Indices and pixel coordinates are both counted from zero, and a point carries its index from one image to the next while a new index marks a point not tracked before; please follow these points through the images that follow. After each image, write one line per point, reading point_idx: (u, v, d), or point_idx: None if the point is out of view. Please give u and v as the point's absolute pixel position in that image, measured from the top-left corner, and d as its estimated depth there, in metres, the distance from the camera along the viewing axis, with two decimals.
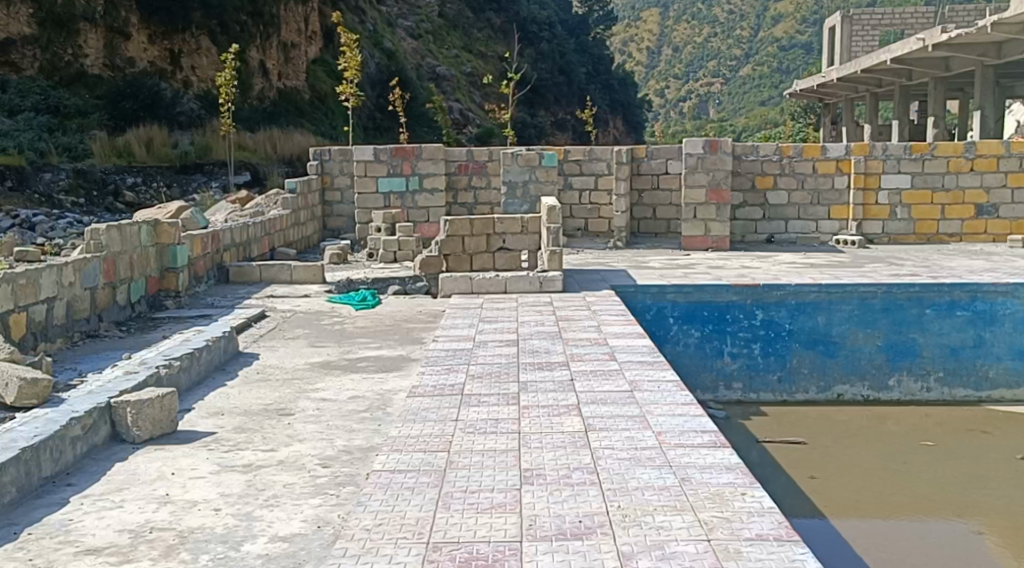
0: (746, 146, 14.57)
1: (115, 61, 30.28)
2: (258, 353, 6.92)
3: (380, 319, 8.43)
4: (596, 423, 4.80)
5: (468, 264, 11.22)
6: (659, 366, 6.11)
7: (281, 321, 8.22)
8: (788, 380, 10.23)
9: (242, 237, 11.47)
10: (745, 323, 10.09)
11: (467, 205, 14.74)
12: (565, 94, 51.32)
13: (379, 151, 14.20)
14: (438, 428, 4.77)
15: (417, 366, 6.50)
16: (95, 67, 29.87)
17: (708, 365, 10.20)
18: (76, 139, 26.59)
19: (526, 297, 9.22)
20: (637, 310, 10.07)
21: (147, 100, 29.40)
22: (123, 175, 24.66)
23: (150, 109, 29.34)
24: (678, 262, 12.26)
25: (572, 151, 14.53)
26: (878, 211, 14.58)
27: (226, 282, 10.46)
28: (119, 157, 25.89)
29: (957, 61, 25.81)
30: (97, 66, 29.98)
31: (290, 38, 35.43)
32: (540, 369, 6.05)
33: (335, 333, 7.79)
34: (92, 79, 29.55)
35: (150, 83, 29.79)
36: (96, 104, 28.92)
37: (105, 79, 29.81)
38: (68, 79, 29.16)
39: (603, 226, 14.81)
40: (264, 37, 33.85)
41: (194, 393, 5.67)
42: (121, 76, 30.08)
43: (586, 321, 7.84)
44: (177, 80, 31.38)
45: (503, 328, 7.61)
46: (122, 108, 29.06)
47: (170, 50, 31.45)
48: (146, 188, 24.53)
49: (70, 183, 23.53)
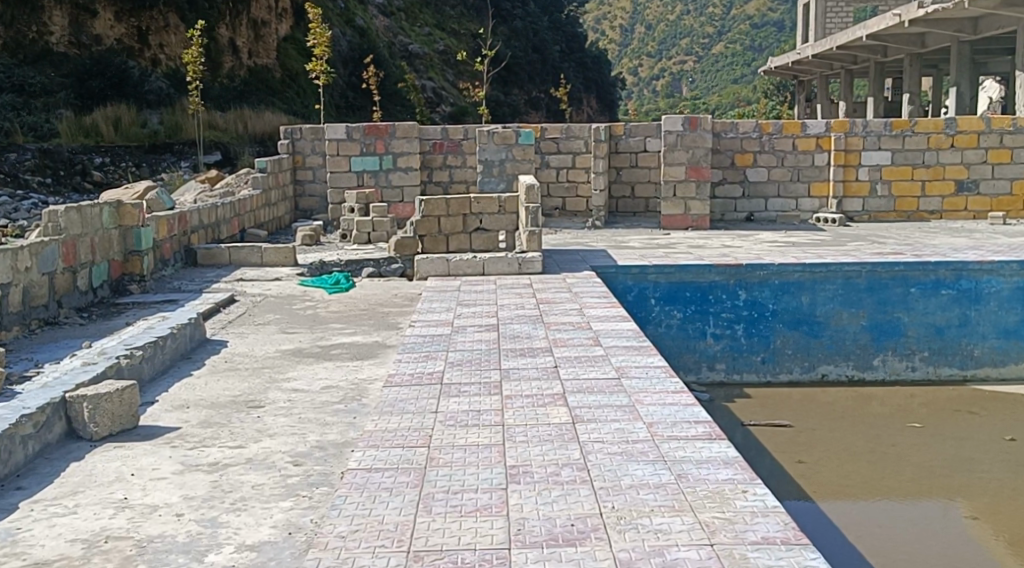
0: (725, 123, 14.35)
1: (81, 39, 29.75)
2: (226, 340, 6.58)
3: (355, 303, 8.12)
4: (584, 414, 4.56)
5: (444, 246, 10.92)
6: (646, 352, 5.88)
7: (251, 306, 7.90)
8: (771, 362, 10.07)
9: (211, 218, 11.07)
10: (727, 304, 9.90)
11: (442, 184, 14.41)
12: (539, 72, 50.85)
13: (352, 129, 13.83)
14: (417, 421, 4.51)
15: (393, 353, 6.22)
16: (61, 44, 29.43)
17: (690, 347, 10.01)
18: (40, 118, 25.93)
19: (505, 280, 8.96)
20: (618, 291, 9.86)
21: (114, 78, 28.71)
22: (90, 154, 23.96)
23: (117, 87, 28.66)
24: (658, 241, 12.04)
25: (550, 129, 14.25)
26: (859, 188, 14.45)
27: (193, 265, 10.09)
28: (86, 136, 25.24)
29: (932, 37, 25.73)
30: (63, 44, 29.50)
31: (260, 15, 34.65)
32: (523, 357, 5.79)
33: (307, 318, 7.48)
34: (57, 56, 29.13)
35: (117, 61, 29.05)
36: (61, 82, 28.22)
37: (71, 57, 29.27)
38: (33, 57, 28.75)
39: (580, 205, 14.48)
40: (234, 14, 33.14)
41: (158, 385, 5.34)
42: (87, 53, 29.58)
43: (569, 304, 7.59)
44: (145, 58, 30.65)
45: (483, 312, 7.34)
46: (88, 86, 28.33)
47: (137, 27, 30.71)
48: (115, 168, 23.95)
49: (35, 162, 22.52)
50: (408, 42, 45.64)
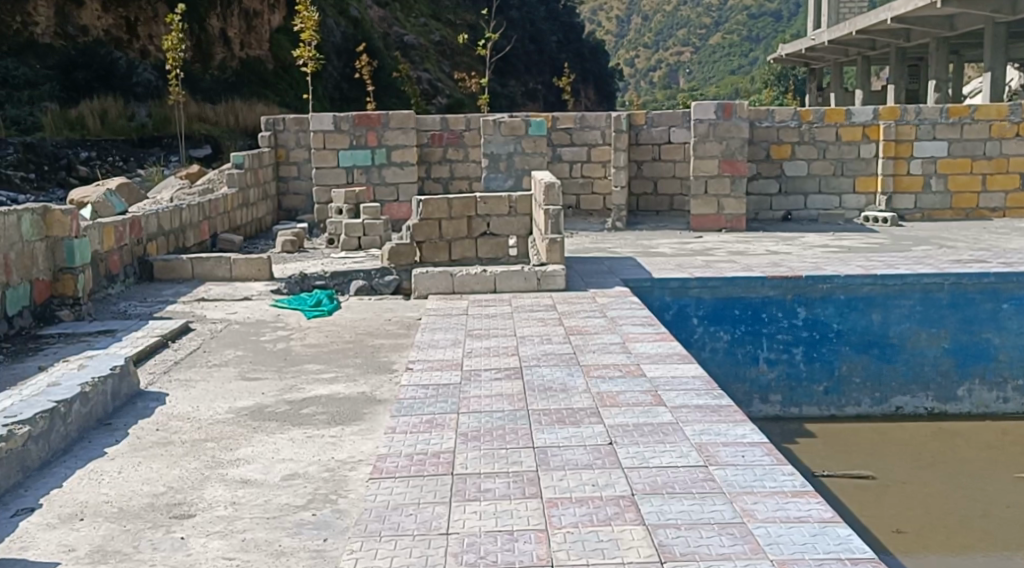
0: (760, 111, 12.77)
1: (68, 30, 27.96)
2: (164, 392, 4.99)
3: (337, 332, 6.52)
4: (672, 542, 2.98)
5: (446, 254, 9.42)
6: (730, 417, 4.30)
7: (208, 338, 6.32)
8: (836, 392, 8.59)
9: (173, 222, 9.43)
10: (783, 323, 8.35)
11: (443, 181, 12.78)
12: (536, 62, 49.21)
13: (339, 118, 12.22)
14: (421, 557, 2.91)
15: (384, 414, 4.62)
16: (46, 35, 27.52)
17: (740, 375, 8.50)
18: (24, 110, 24.27)
19: (523, 300, 7.38)
20: (654, 308, 8.28)
21: (101, 70, 27.16)
22: (75, 148, 22.35)
23: (104, 80, 27.05)
24: (693, 246, 10.47)
25: (563, 117, 12.62)
26: (911, 183, 12.92)
27: (149, 280, 8.48)
28: (70, 129, 23.53)
29: (963, 19, 24.04)
30: (48, 35, 27.63)
31: (252, 6, 32.79)
32: (561, 426, 4.20)
33: (277, 355, 5.91)
34: (42, 48, 27.15)
35: (103, 53, 27.49)
36: (46, 73, 26.35)
37: (56, 48, 27.36)
38: (17, 48, 26.77)
39: (597, 203, 12.88)
40: (224, 4, 31.45)
41: (46, 480, 3.71)
42: (73, 44, 27.70)
43: (607, 335, 6.04)
44: (132, 49, 28.96)
45: (500, 348, 5.78)
46: (74, 78, 26.63)
47: (125, 18, 29.06)
48: (101, 163, 22.30)
49: (17, 157, 20.95)
50: (404, 32, 43.92)
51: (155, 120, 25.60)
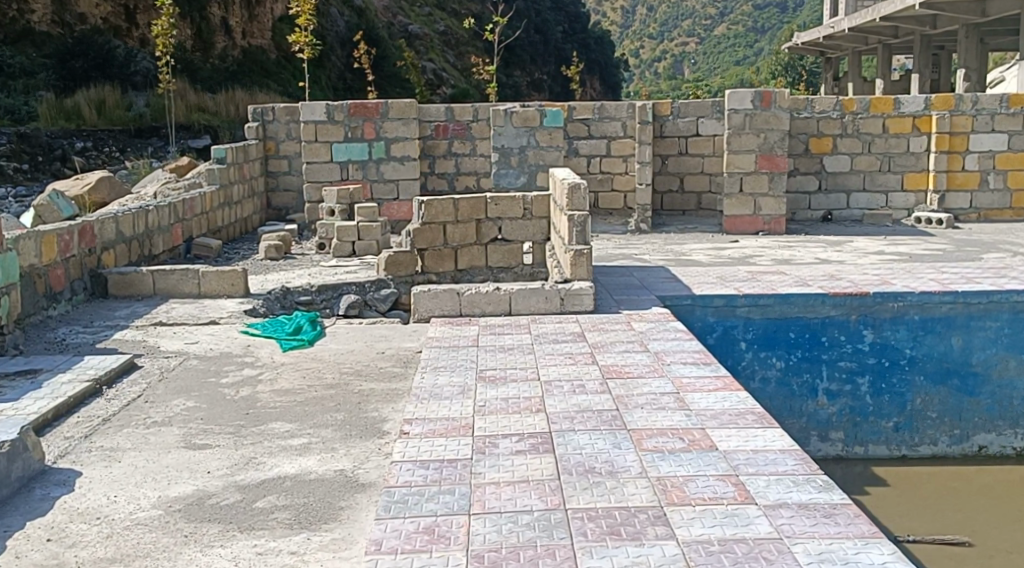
0: (799, 99, 11.49)
1: (65, 18, 26.64)
2: (78, 471, 3.75)
3: (318, 372, 5.27)
4: None
5: (451, 262, 8.20)
6: (853, 527, 3.04)
7: (156, 382, 5.06)
8: (908, 429, 7.33)
9: (138, 226, 8.19)
10: (847, 349, 7.14)
11: (447, 177, 11.51)
12: (541, 53, 47.79)
13: (333, 108, 10.97)
14: None
15: (371, 509, 3.38)
16: (44, 23, 26.18)
17: (796, 409, 7.28)
18: (18, 100, 23.02)
19: (544, 325, 6.16)
20: (695, 330, 7.08)
21: (99, 58, 25.60)
22: (70, 138, 21.13)
23: (102, 68, 25.59)
24: (731, 254, 9.21)
25: (580, 107, 11.32)
26: (966, 180, 11.61)
27: (104, 297, 7.17)
28: (67, 119, 22.26)
29: (996, 4, 22.49)
30: (46, 23, 26.29)
31: None
32: (617, 543, 2.95)
33: (237, 408, 4.66)
34: (40, 36, 25.81)
35: (101, 41, 25.94)
36: (43, 63, 25.10)
37: (54, 36, 26.08)
38: (13, 36, 25.49)
39: (617, 202, 11.58)
40: None
41: None
42: (71, 33, 26.40)
43: (654, 381, 4.79)
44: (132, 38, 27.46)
45: (520, 402, 4.52)
46: (72, 67, 25.27)
47: (124, 6, 27.75)
48: (97, 153, 21.08)
49: (9, 147, 19.79)
50: (408, 21, 42.54)
51: (154, 110, 24.14)
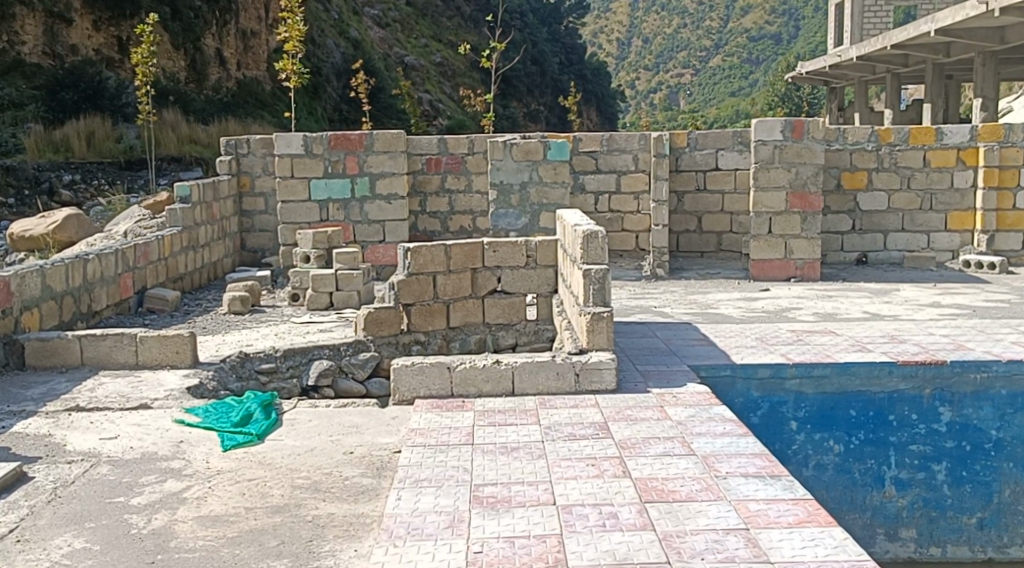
0: (831, 130, 10.32)
1: (58, 49, 24.65)
2: None
3: (264, 489, 4.00)
4: None
5: (443, 319, 6.98)
6: None
7: (45, 504, 3.79)
8: (994, 525, 6.07)
9: (74, 278, 6.96)
10: (920, 430, 5.92)
11: (440, 216, 10.31)
12: (537, 84, 46.86)
13: (312, 140, 9.80)
14: None
15: None
16: (34, 55, 24.18)
17: (858, 502, 5.97)
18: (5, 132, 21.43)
19: (556, 410, 4.94)
20: (737, 408, 5.85)
21: (89, 89, 24.05)
22: (58, 171, 19.95)
23: (93, 100, 24.08)
24: (765, 307, 8.01)
25: (587, 138, 10.13)
26: (1017, 219, 10.42)
27: (21, 369, 5.92)
28: (54, 152, 21.07)
29: (1017, 30, 21.21)
30: (36, 55, 24.29)
31: (249, 26, 30.29)
32: None
33: (143, 552, 3.37)
34: (30, 69, 24.02)
35: (92, 71, 24.33)
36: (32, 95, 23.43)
37: (45, 68, 24.26)
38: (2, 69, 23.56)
39: (628, 242, 10.32)
40: (221, 25, 28.91)
41: None
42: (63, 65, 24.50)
43: (713, 508, 3.55)
44: (125, 70, 26.02)
45: (534, 547, 3.24)
46: (60, 99, 23.61)
47: (117, 37, 26.04)
48: (86, 186, 19.93)
49: None
50: (404, 53, 41.61)
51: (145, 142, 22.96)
